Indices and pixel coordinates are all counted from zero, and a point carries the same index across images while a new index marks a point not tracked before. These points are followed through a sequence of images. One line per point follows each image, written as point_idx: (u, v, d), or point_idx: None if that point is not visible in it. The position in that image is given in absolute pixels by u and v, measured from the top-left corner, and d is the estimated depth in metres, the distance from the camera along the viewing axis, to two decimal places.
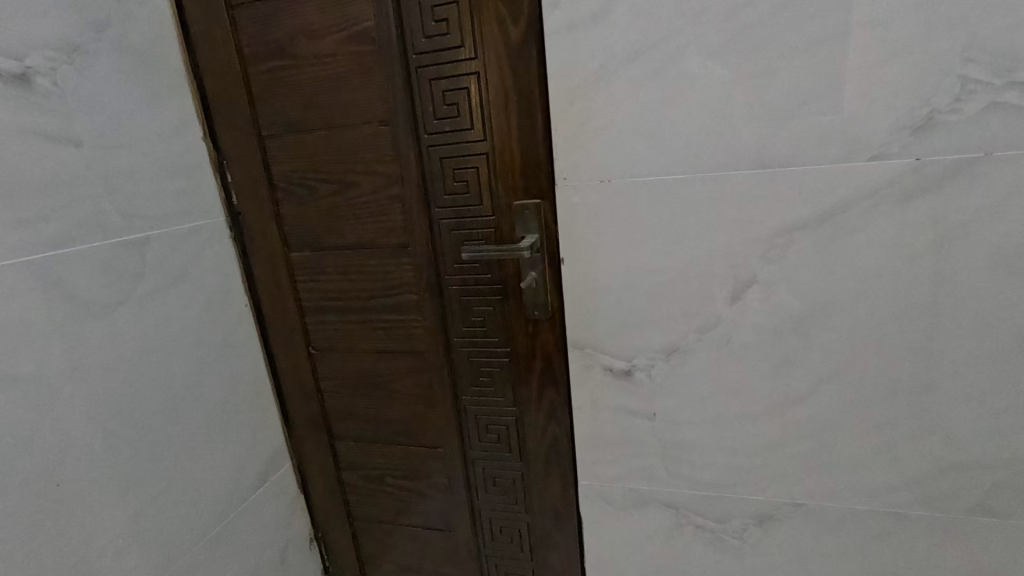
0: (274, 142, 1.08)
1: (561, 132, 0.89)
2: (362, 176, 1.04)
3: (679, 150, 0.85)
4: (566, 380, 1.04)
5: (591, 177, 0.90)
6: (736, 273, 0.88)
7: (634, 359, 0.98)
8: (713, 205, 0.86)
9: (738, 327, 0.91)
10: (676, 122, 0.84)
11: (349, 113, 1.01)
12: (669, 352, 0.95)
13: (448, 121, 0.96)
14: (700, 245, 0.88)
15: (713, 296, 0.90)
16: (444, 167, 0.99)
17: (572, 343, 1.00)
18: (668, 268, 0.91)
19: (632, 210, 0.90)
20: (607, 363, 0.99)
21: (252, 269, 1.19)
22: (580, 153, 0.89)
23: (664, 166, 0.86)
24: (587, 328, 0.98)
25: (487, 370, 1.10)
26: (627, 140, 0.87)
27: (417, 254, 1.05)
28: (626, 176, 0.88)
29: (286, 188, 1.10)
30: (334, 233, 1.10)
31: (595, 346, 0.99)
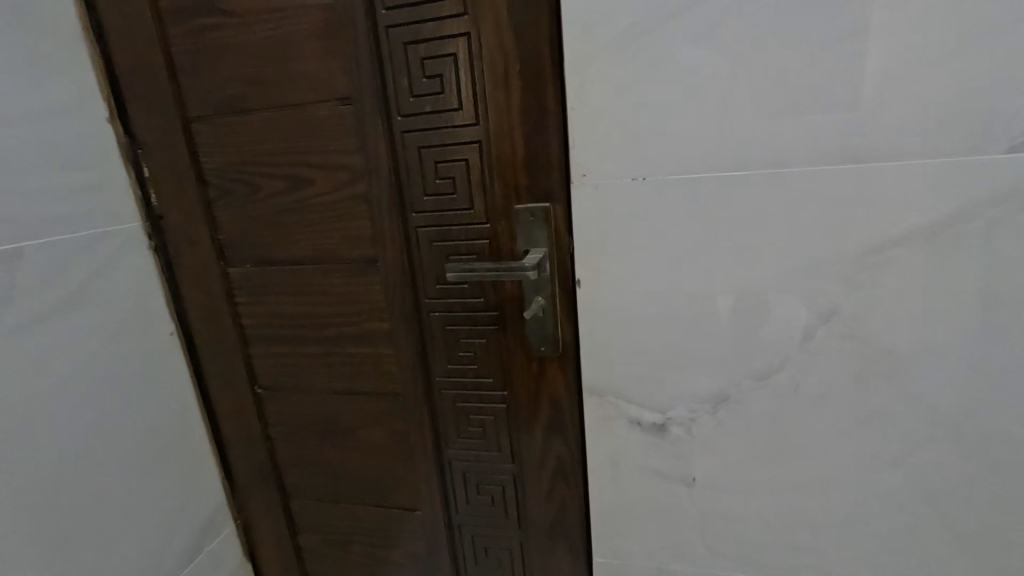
0: (205, 126, 0.83)
1: (581, 114, 0.67)
2: (318, 171, 0.80)
3: (740, 139, 0.64)
4: (580, 433, 0.82)
5: (620, 173, 0.68)
6: (809, 302, 0.67)
7: (669, 411, 0.76)
8: (784, 212, 0.65)
9: (811, 372, 0.70)
10: (740, 101, 0.63)
11: (300, 89, 0.77)
12: (716, 402, 0.74)
13: (429, 99, 0.73)
14: (764, 266, 0.68)
15: (778, 331, 0.69)
16: (424, 160, 0.76)
17: (589, 387, 0.78)
18: (720, 295, 0.70)
19: (674, 219, 0.68)
20: (634, 414, 0.77)
21: (181, 289, 0.94)
22: (606, 142, 0.67)
23: (720, 160, 0.65)
24: (609, 370, 0.76)
25: (478, 417, 0.87)
26: (670, 124, 0.65)
27: (390, 272, 0.82)
28: (667, 172, 0.67)
29: (220, 186, 0.86)
30: (282, 245, 0.86)
31: (619, 393, 0.77)
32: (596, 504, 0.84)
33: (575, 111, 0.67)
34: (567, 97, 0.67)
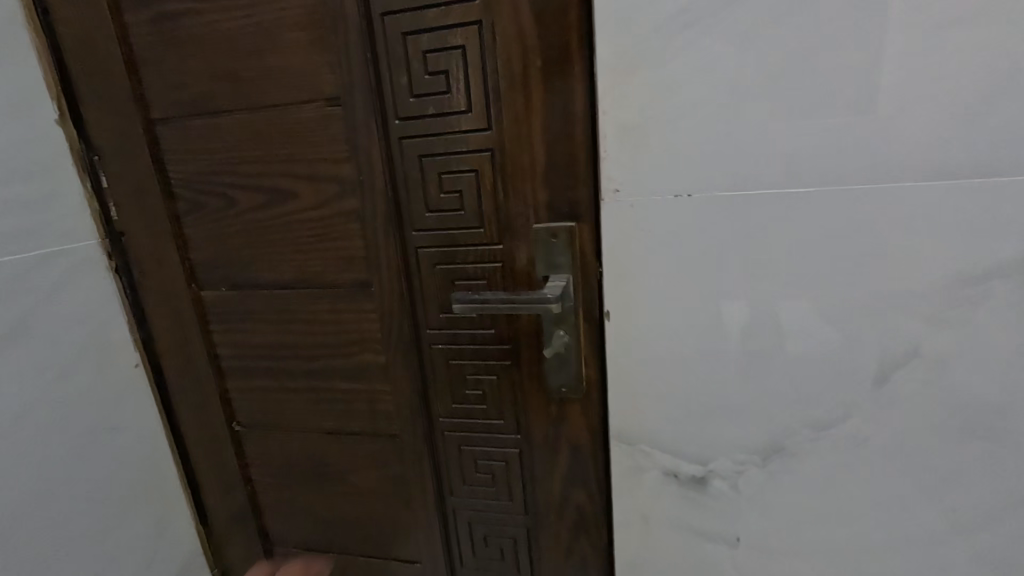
0: (171, 130, 0.72)
1: (615, 119, 0.56)
2: (301, 182, 0.69)
3: (805, 149, 0.54)
4: (605, 483, 0.72)
5: (660, 188, 0.57)
6: (884, 342, 0.57)
7: (711, 463, 0.65)
8: (856, 236, 0.55)
9: (882, 423, 0.59)
10: (807, 103, 0.53)
11: (279, 87, 0.66)
12: (767, 454, 0.63)
13: (433, 99, 0.62)
14: (830, 299, 0.57)
15: (847, 376, 0.59)
16: (426, 171, 0.65)
17: (617, 434, 0.67)
18: (775, 332, 0.59)
19: (723, 242, 0.58)
20: (669, 465, 0.67)
21: (148, 314, 0.82)
22: (644, 152, 0.57)
23: (780, 174, 0.55)
24: (642, 416, 0.65)
25: (486, 464, 0.76)
26: (722, 131, 0.55)
27: (386, 299, 0.71)
28: (716, 188, 0.56)
29: (190, 198, 0.75)
30: (261, 266, 0.75)
31: (653, 441, 0.66)
32: (621, 565, 0.73)
33: (607, 115, 0.56)
34: (598, 98, 0.57)
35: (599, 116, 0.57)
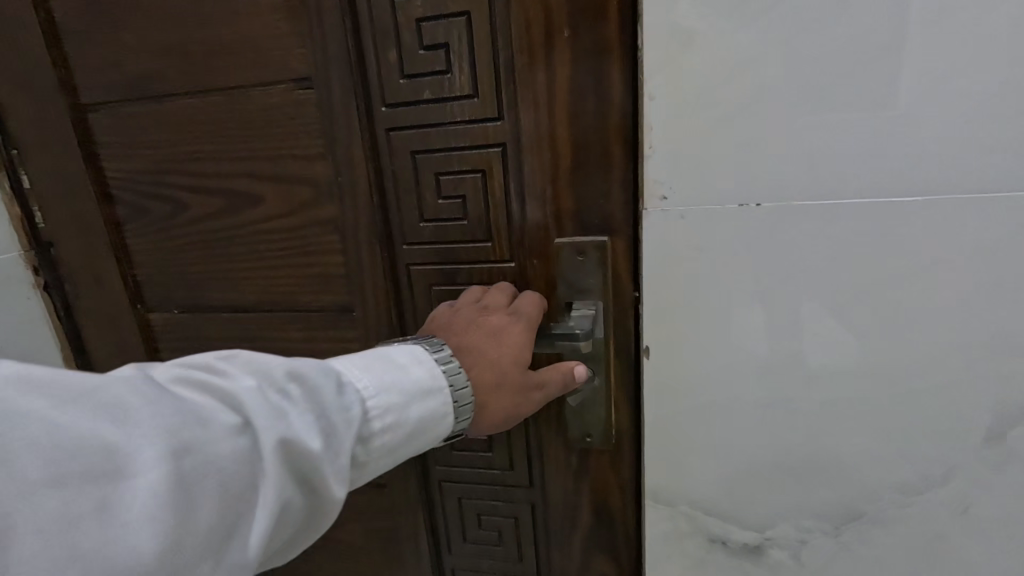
0: (105, 119, 0.59)
1: (664, 107, 0.44)
2: (267, 183, 0.56)
3: (911, 147, 0.42)
4: (636, 548, 0.59)
5: (719, 196, 0.45)
6: (998, 391, 0.45)
7: (769, 530, 0.54)
8: (969, 259, 0.43)
9: (988, 488, 0.48)
10: (915, 88, 0.41)
11: (234, 65, 0.53)
12: (840, 522, 0.52)
13: (430, 82, 0.49)
14: (932, 337, 0.45)
15: (944, 429, 0.47)
16: (421, 171, 0.52)
17: (654, 494, 0.55)
18: (857, 376, 0.47)
19: (797, 265, 0.46)
20: (718, 531, 0.55)
21: (86, 340, 0.68)
22: (702, 151, 0.44)
23: (876, 179, 0.43)
24: (685, 472, 0.54)
25: (492, 520, 0.63)
26: (801, 124, 0.43)
27: (371, 326, 0.58)
28: (791, 197, 0.44)
29: (131, 202, 0.61)
30: (220, 285, 0.62)
31: (699, 504, 0.54)
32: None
33: (654, 101, 0.44)
34: (642, 80, 0.44)
35: (643, 102, 0.44)
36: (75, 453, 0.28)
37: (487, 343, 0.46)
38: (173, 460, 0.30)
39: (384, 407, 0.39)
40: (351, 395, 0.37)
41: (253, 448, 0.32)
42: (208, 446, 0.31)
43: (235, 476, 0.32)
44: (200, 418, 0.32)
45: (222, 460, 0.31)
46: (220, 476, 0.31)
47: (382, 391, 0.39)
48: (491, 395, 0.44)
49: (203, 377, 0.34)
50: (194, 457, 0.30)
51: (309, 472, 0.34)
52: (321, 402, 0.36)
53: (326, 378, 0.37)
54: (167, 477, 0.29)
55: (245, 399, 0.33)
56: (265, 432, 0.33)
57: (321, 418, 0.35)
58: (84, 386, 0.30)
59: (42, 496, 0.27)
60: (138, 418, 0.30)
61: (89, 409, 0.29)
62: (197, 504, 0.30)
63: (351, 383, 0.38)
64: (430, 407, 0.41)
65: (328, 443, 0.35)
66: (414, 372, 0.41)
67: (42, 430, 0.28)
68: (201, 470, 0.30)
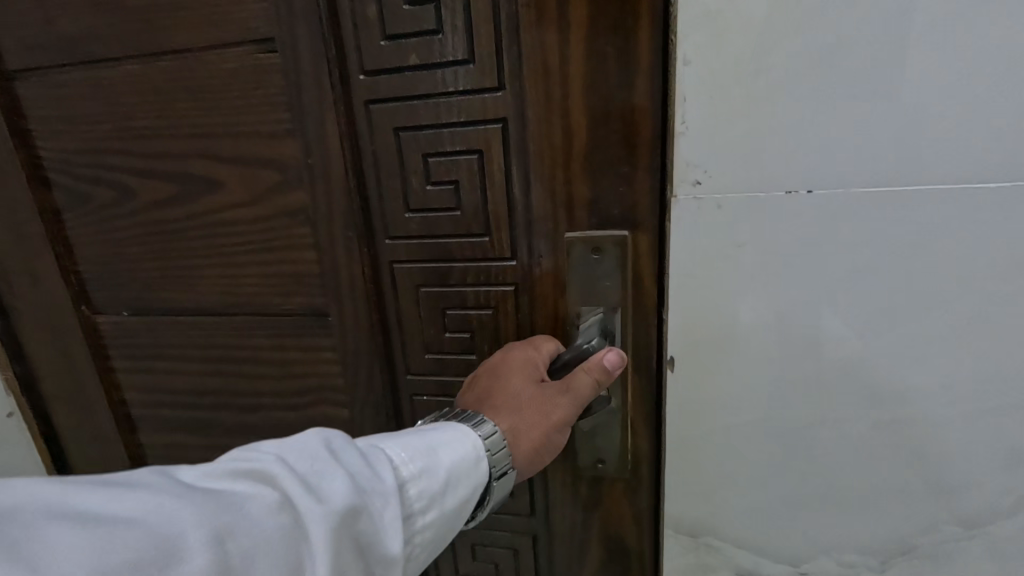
0: (37, 88, 0.50)
1: (701, 71, 0.35)
2: (226, 168, 0.47)
3: (1018, 118, 0.33)
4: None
5: (766, 181, 0.37)
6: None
7: (806, 564, 0.44)
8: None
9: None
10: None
11: (182, 24, 0.44)
12: (891, 556, 0.42)
13: (416, 44, 0.41)
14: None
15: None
16: (406, 152, 0.44)
17: (674, 521, 0.46)
18: (935, 403, 0.38)
19: (863, 263, 0.37)
20: (746, 564, 0.46)
21: (24, 346, 0.60)
22: (747, 127, 0.36)
23: (967, 160, 0.34)
24: (709, 501, 0.45)
25: (488, 551, 0.56)
26: (874, 91, 0.34)
27: (348, 333, 0.50)
28: (857, 181, 0.36)
29: (70, 187, 0.53)
30: (176, 288, 0.53)
31: (721, 532, 0.45)
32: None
33: (689, 67, 0.36)
34: (676, 38, 0.35)
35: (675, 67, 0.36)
36: (110, 551, 0.23)
37: (496, 376, 0.42)
38: (220, 547, 0.25)
39: (415, 456, 0.34)
40: (386, 459, 0.33)
41: (301, 524, 0.27)
42: (254, 525, 0.26)
43: (287, 558, 0.26)
44: (237, 500, 0.27)
45: (272, 541, 0.26)
46: (274, 560, 0.26)
47: (406, 446, 0.34)
48: (515, 420, 0.40)
49: (229, 463, 0.29)
50: (242, 539, 0.26)
51: (361, 540, 0.29)
52: (355, 470, 0.31)
53: (351, 444, 0.32)
54: (218, 565, 0.24)
55: (277, 474, 0.29)
56: (309, 500, 0.28)
57: (360, 478, 0.30)
58: (105, 489, 0.25)
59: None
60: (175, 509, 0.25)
61: (116, 505, 0.24)
62: None
63: (381, 448, 0.34)
64: (462, 451, 0.36)
65: (371, 505, 0.30)
66: (440, 428, 0.37)
67: (65, 538, 0.22)
68: (253, 554, 0.25)
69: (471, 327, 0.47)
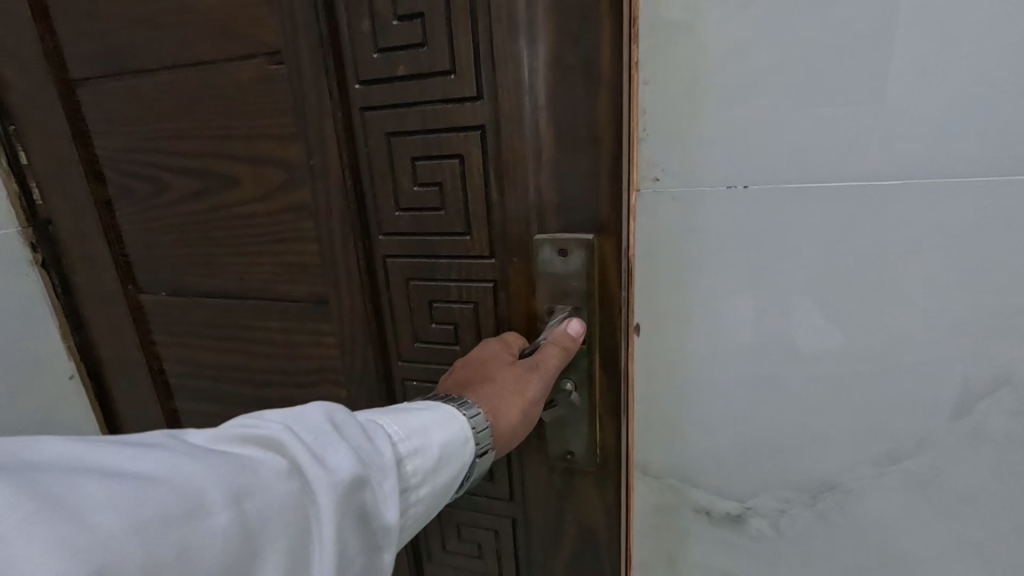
0: (94, 94, 0.57)
1: (657, 87, 0.41)
2: (244, 167, 0.53)
3: (936, 129, 0.36)
4: (614, 559, 0.52)
5: (718, 176, 0.40)
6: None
7: (751, 499, 0.47)
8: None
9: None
10: (962, 35, 0.34)
11: (206, 38, 0.50)
12: (817, 490, 0.44)
13: (405, 57, 0.44)
14: (984, 328, 0.38)
15: (1005, 434, 0.39)
16: (397, 156, 0.47)
17: (639, 462, 0.50)
18: (885, 379, 0.40)
19: (779, 220, 0.40)
20: (702, 502, 0.48)
21: (83, 318, 0.69)
22: (698, 134, 0.40)
23: (906, 150, 0.36)
24: (672, 449, 0.48)
25: (473, 531, 0.59)
26: (813, 103, 0.37)
27: (344, 318, 0.54)
28: (801, 176, 0.39)
29: (120, 180, 0.60)
30: (203, 272, 0.60)
31: (680, 473, 0.48)
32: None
33: (649, 86, 0.41)
34: (636, 63, 0.41)
35: (637, 86, 0.41)
36: (143, 504, 0.23)
37: (473, 362, 0.46)
38: (239, 506, 0.26)
39: (409, 433, 0.36)
40: (383, 435, 0.34)
41: (309, 489, 0.29)
42: (268, 488, 0.27)
43: (297, 522, 0.28)
44: (249, 463, 0.28)
45: (284, 505, 0.28)
46: (287, 521, 0.27)
47: (403, 424, 0.36)
48: (495, 398, 0.42)
49: (236, 430, 0.30)
50: (259, 500, 0.27)
51: (363, 509, 0.31)
52: (358, 441, 0.32)
53: (353, 419, 0.34)
54: (238, 523, 0.26)
55: (285, 441, 0.30)
56: (316, 468, 0.29)
57: (364, 452, 0.32)
58: (128, 450, 0.26)
59: (122, 557, 0.22)
60: (194, 469, 0.26)
61: (140, 463, 0.25)
62: (269, 551, 0.26)
63: (378, 424, 0.35)
64: (455, 431, 0.39)
65: (372, 475, 0.31)
66: (433, 410, 0.39)
67: (95, 490, 0.23)
68: (267, 513, 0.27)
69: (454, 319, 0.51)
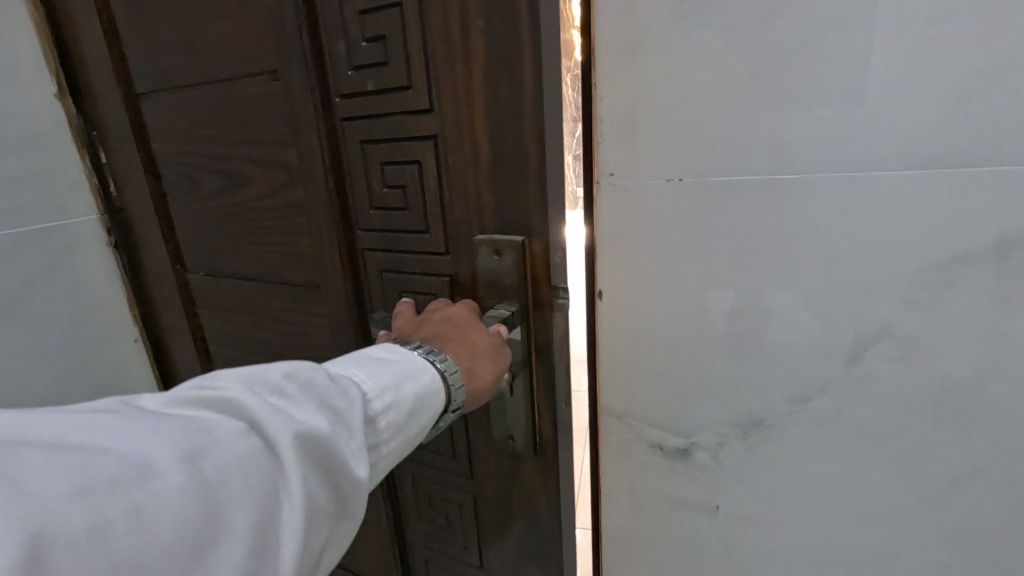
0: (150, 106, 0.69)
1: (609, 102, 0.46)
2: (254, 167, 0.62)
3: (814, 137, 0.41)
4: (558, 542, 0.56)
5: (659, 172, 0.46)
6: (951, 339, 0.42)
7: (695, 435, 0.53)
8: (920, 203, 0.40)
9: (941, 439, 0.44)
10: (838, 42, 0.39)
11: (224, 62, 0.59)
12: (747, 426, 0.50)
13: (372, 75, 0.50)
14: (851, 294, 0.44)
15: (891, 379, 0.45)
16: (370, 161, 0.53)
17: (608, 407, 0.56)
18: (778, 334, 0.47)
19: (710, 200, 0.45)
20: (654, 437, 0.55)
21: (147, 290, 0.83)
22: (640, 140, 0.46)
23: (791, 151, 0.42)
24: (633, 390, 0.54)
25: (441, 503, 0.64)
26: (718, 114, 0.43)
27: (333, 302, 0.62)
28: (713, 171, 0.45)
29: (170, 178, 0.71)
30: (230, 256, 0.70)
31: (638, 413, 0.54)
32: (613, 563, 0.62)
33: (608, 99, 0.46)
34: (594, 82, 0.46)
35: (596, 100, 0.47)
36: (91, 468, 0.26)
37: (450, 322, 0.48)
38: (193, 463, 0.29)
39: (380, 390, 0.40)
40: (351, 391, 0.38)
41: (271, 443, 0.32)
42: (222, 447, 0.31)
43: (259, 473, 0.31)
44: (202, 424, 0.31)
45: (242, 460, 0.31)
46: (247, 474, 0.31)
47: (373, 380, 0.40)
48: (473, 360, 0.46)
49: (195, 393, 0.34)
50: (213, 457, 0.30)
51: (328, 461, 0.34)
52: (322, 394, 0.36)
53: (315, 373, 0.37)
54: (193, 478, 0.29)
55: (243, 400, 0.33)
56: (278, 423, 0.33)
57: (328, 406, 0.36)
58: (73, 416, 0.29)
59: (64, 519, 0.24)
60: (143, 433, 0.29)
61: (90, 432, 0.28)
62: (231, 501, 0.30)
63: (345, 377, 0.39)
64: (420, 386, 0.42)
65: (338, 431, 0.35)
66: (402, 363, 0.43)
67: (41, 457, 0.26)
68: (225, 467, 0.30)
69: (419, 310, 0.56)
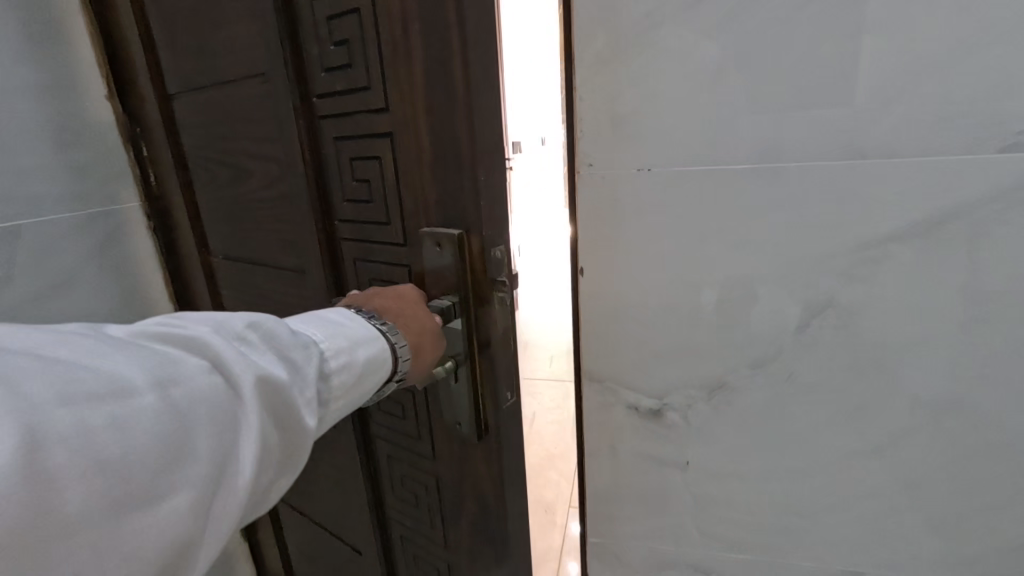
0: (178, 106, 0.77)
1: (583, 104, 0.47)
2: (256, 162, 0.68)
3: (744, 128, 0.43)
4: (507, 527, 0.58)
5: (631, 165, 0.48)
6: (869, 306, 0.46)
7: (666, 397, 0.55)
8: (847, 184, 0.43)
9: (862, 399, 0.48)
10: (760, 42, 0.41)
11: (228, 67, 0.65)
12: (712, 389, 0.53)
13: (341, 75, 0.53)
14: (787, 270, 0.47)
15: (831, 344, 0.48)
16: (343, 156, 0.57)
17: (587, 372, 0.57)
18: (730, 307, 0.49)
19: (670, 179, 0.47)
20: (630, 399, 0.56)
21: (181, 270, 0.92)
22: (606, 136, 0.47)
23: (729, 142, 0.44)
24: (616, 356, 0.55)
25: (411, 482, 0.68)
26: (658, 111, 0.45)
27: (317, 286, 0.67)
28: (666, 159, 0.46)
29: (195, 170, 0.80)
30: (240, 240, 0.77)
31: (616, 378, 0.56)
32: (602, 519, 0.63)
33: (584, 103, 0.47)
34: (572, 88, 0.47)
35: (573, 99, 0.48)
36: (74, 381, 0.28)
37: (399, 299, 0.51)
38: (167, 389, 0.32)
39: (336, 348, 0.43)
40: (309, 347, 0.41)
41: (234, 382, 0.35)
42: (192, 379, 0.33)
43: (223, 407, 0.34)
44: (173, 356, 0.34)
45: (209, 394, 0.34)
46: (214, 407, 0.33)
47: (330, 339, 0.43)
48: (419, 337, 0.49)
49: (161, 329, 0.35)
50: (185, 387, 0.33)
51: (279, 405, 0.37)
52: (280, 346, 0.39)
53: (273, 326, 0.39)
54: (167, 403, 0.31)
55: (210, 340, 0.36)
56: (242, 365, 0.35)
57: (284, 357, 0.39)
58: (50, 334, 0.30)
59: (52, 417, 0.26)
60: (119, 357, 0.31)
61: (70, 350, 0.30)
62: (199, 427, 0.32)
63: (302, 334, 0.42)
64: (374, 349, 0.45)
65: (293, 381, 0.38)
66: (358, 327, 0.46)
67: (26, 365, 0.28)
68: (196, 397, 0.33)
69: None
